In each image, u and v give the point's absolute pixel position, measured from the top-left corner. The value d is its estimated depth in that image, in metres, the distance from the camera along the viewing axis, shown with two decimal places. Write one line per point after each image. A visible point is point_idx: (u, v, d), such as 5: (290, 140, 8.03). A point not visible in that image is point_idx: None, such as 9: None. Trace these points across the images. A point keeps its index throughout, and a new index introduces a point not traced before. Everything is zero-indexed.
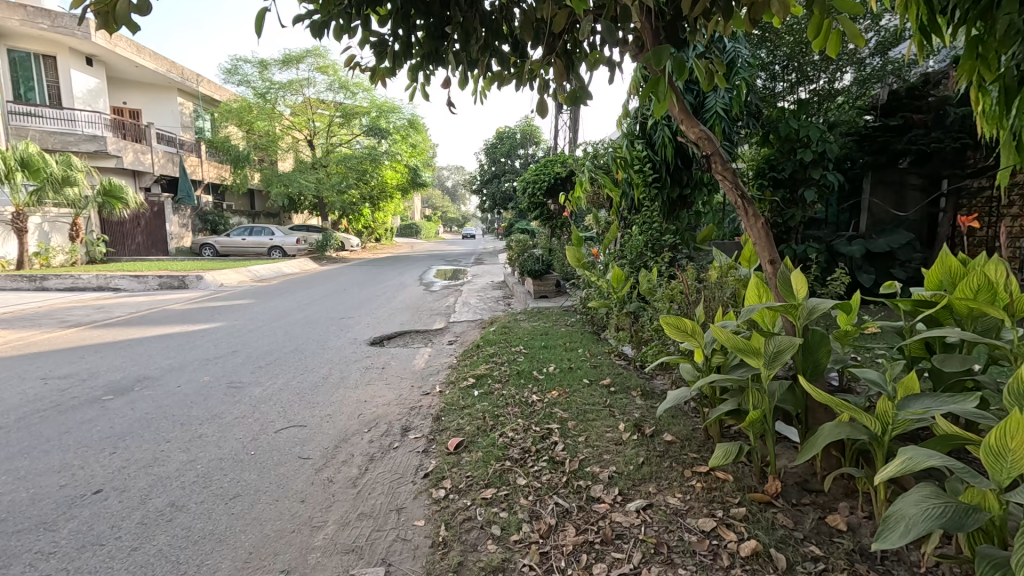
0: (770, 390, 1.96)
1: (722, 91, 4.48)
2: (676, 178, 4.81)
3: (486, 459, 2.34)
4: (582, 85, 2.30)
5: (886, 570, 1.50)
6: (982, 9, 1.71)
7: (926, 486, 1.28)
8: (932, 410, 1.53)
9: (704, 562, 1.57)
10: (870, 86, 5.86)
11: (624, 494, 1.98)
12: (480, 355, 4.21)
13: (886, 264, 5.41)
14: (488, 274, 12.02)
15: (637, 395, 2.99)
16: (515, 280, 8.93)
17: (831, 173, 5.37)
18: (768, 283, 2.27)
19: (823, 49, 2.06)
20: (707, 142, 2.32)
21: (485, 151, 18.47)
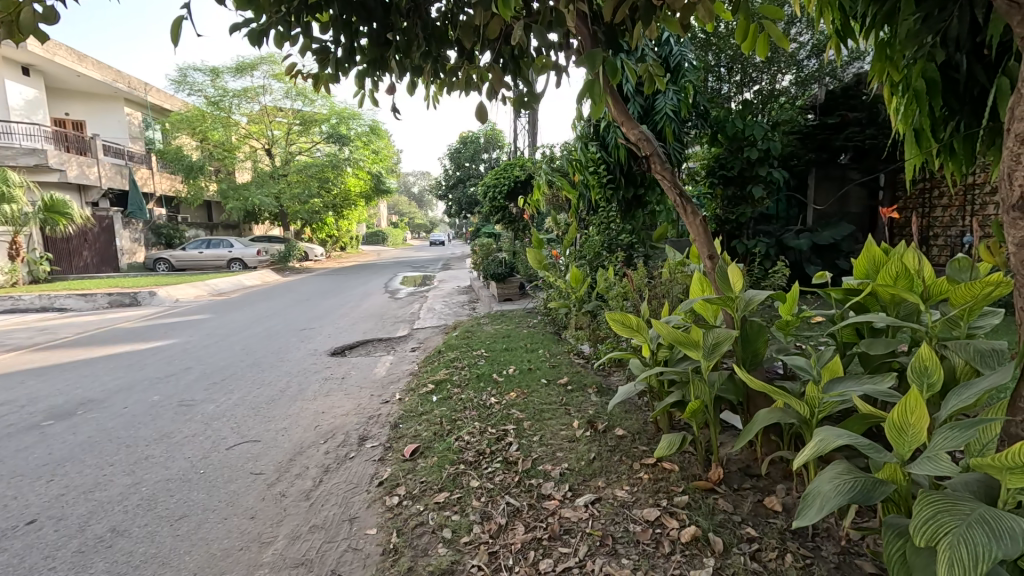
0: (711, 380, 2.02)
1: (670, 92, 4.57)
2: (631, 179, 4.93)
3: (442, 463, 2.35)
4: (533, 91, 2.25)
5: (815, 546, 1.57)
6: (887, 14, 1.82)
7: (840, 464, 1.35)
8: (851, 391, 1.61)
9: (646, 550, 1.62)
10: (808, 87, 6.17)
11: (574, 489, 2.02)
12: (441, 360, 4.20)
13: (831, 255, 5.67)
14: (454, 279, 12.03)
15: (592, 392, 3.05)
16: (480, 284, 8.94)
17: (776, 170, 5.58)
18: (709, 278, 2.35)
19: (752, 52, 2.13)
20: (646, 143, 2.38)
21: (449, 156, 18.49)
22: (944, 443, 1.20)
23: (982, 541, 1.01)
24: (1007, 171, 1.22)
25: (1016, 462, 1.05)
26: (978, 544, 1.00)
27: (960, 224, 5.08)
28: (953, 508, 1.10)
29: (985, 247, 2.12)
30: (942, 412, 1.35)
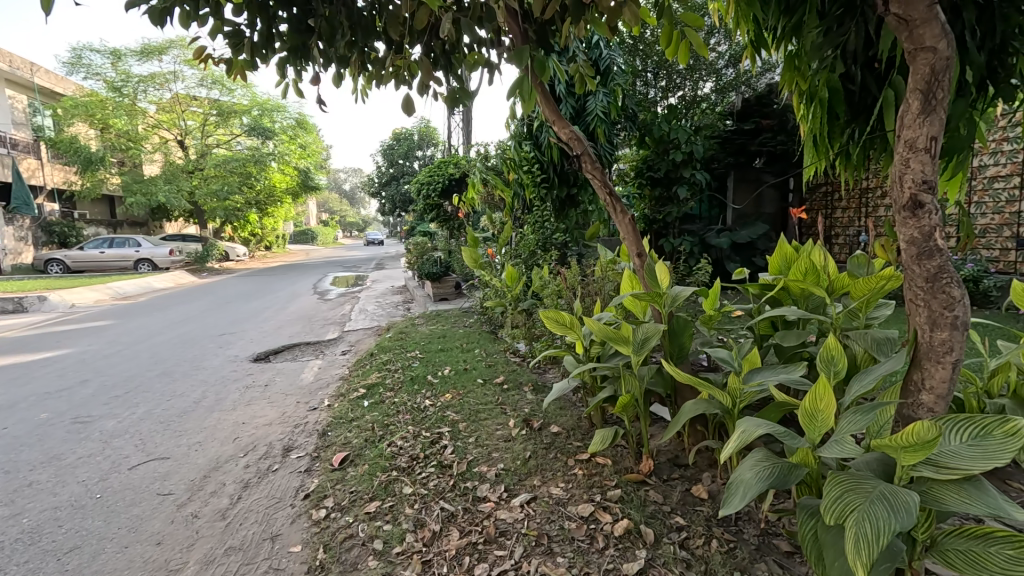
0: (641, 374, 2.07)
1: (600, 94, 4.67)
2: (563, 177, 4.93)
3: (373, 471, 2.25)
4: (465, 88, 2.15)
5: (737, 530, 1.65)
6: (794, 27, 1.94)
7: (760, 452, 1.42)
8: (769, 380, 1.70)
9: (581, 546, 1.63)
10: (727, 94, 6.53)
11: (510, 490, 2.00)
12: (374, 363, 4.05)
13: (748, 253, 6.06)
14: (388, 279, 11.72)
15: (528, 390, 3.06)
16: (416, 283, 8.76)
17: (699, 173, 5.88)
18: (638, 275, 2.40)
19: (675, 58, 2.19)
20: (577, 142, 2.39)
21: (382, 152, 17.96)
22: (849, 427, 1.29)
23: (883, 516, 1.08)
24: (897, 174, 1.33)
25: (910, 441, 1.14)
26: (881, 520, 1.08)
27: (857, 224, 5.59)
28: (859, 487, 1.18)
29: (879, 245, 2.32)
30: (847, 398, 1.45)
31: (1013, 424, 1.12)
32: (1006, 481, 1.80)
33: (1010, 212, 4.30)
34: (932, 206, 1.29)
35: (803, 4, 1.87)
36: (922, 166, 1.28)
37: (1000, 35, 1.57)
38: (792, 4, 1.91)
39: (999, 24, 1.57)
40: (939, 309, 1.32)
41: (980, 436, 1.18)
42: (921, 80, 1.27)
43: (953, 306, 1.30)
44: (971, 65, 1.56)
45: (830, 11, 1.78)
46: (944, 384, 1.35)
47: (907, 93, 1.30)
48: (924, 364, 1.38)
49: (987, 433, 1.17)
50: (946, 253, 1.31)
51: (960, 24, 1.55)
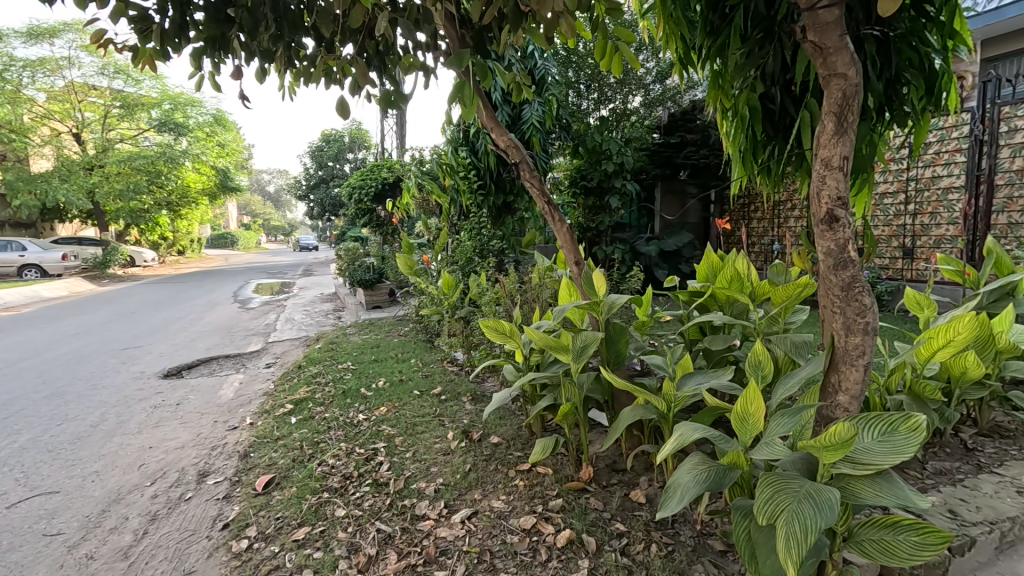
0: (580, 382, 2.08)
1: (536, 103, 4.73)
2: (500, 185, 5.01)
3: (301, 495, 2.09)
4: (400, 91, 2.06)
5: (675, 533, 1.69)
6: (718, 48, 2.04)
7: (696, 456, 1.46)
8: (701, 385, 1.76)
9: (524, 560, 1.60)
10: (654, 109, 6.83)
11: (450, 506, 1.93)
12: (302, 376, 3.82)
13: (674, 261, 6.36)
14: (317, 286, 11.19)
15: (467, 401, 3.00)
16: (347, 291, 8.43)
17: (629, 183, 6.12)
18: (575, 283, 2.42)
19: (609, 71, 2.23)
20: (515, 150, 2.37)
21: (310, 153, 17.21)
22: (777, 430, 1.35)
23: (809, 514, 1.14)
24: (815, 191, 1.43)
25: (831, 441, 1.22)
26: (807, 518, 1.13)
27: (771, 234, 6.03)
28: (787, 486, 1.24)
29: (795, 254, 2.48)
30: (773, 400, 1.53)
31: (916, 420, 1.22)
32: (905, 469, 1.98)
33: (897, 225, 4.82)
34: (846, 221, 1.40)
35: (727, 27, 1.97)
36: (837, 183, 1.39)
37: (895, 67, 1.75)
38: (718, 26, 2.01)
39: (894, 57, 1.74)
40: (853, 316, 1.43)
41: (887, 432, 1.27)
42: (834, 104, 1.37)
43: (864, 313, 1.42)
44: (872, 92, 1.73)
45: (752, 34, 1.89)
46: (857, 384, 1.46)
47: (822, 115, 1.40)
48: (840, 368, 1.49)
49: (893, 430, 1.26)
50: (858, 264, 1.42)
51: (863, 55, 1.70)
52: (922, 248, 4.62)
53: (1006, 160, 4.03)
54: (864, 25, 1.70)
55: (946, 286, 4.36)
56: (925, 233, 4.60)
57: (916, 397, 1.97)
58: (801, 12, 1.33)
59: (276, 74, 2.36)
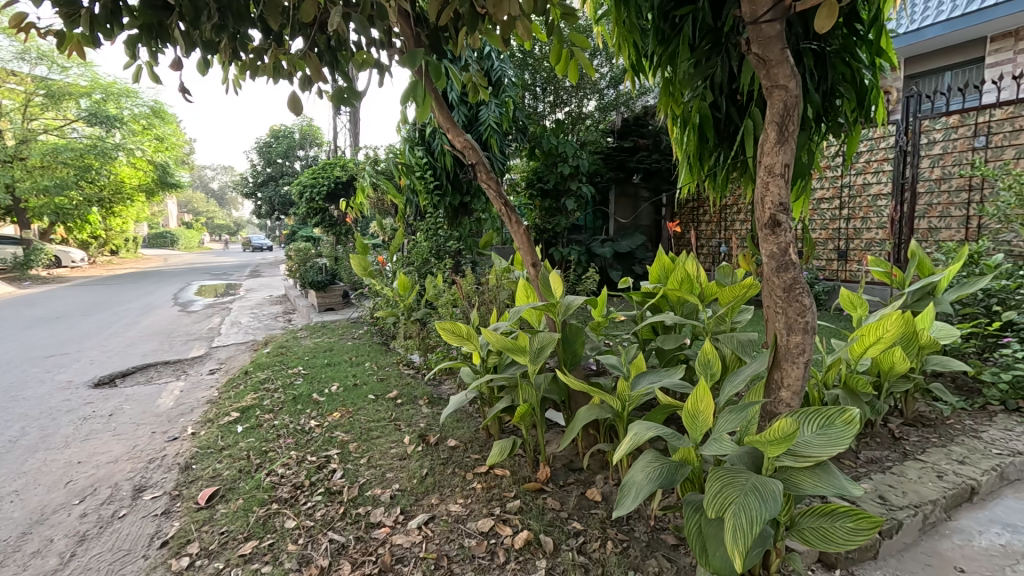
0: (537, 383, 2.09)
1: (493, 105, 4.72)
2: (458, 186, 5.00)
3: (248, 507, 2.00)
4: (354, 88, 2.00)
5: (629, 529, 1.73)
6: (669, 56, 2.10)
7: (649, 453, 1.50)
8: (654, 384, 1.80)
9: (482, 564, 1.59)
10: (609, 113, 6.86)
11: (406, 512, 1.90)
12: (249, 382, 3.65)
13: (628, 262, 6.52)
14: (265, 288, 10.75)
15: (423, 404, 2.96)
16: (298, 292, 8.14)
17: (585, 186, 6.23)
18: (533, 284, 2.44)
19: (564, 75, 2.25)
20: (472, 151, 2.35)
21: (257, 150, 16.54)
22: (725, 426, 1.41)
23: (755, 506, 1.19)
24: (758, 197, 1.50)
25: (774, 435, 1.28)
26: (754, 509, 1.18)
27: (719, 237, 6.28)
28: (734, 480, 1.29)
29: (741, 257, 2.59)
30: (721, 397, 1.59)
31: (850, 413, 1.30)
32: (841, 459, 2.11)
33: (832, 229, 5.13)
34: (787, 225, 1.48)
35: (677, 36, 2.03)
36: (778, 189, 1.47)
37: (831, 80, 1.86)
38: (668, 35, 2.07)
39: (829, 71, 1.85)
40: (794, 315, 1.51)
41: (825, 426, 1.34)
42: (775, 114, 1.44)
43: (804, 312, 1.50)
44: (810, 104, 1.83)
45: (701, 44, 1.96)
46: (798, 380, 1.55)
47: (765, 125, 1.47)
48: (782, 365, 1.57)
49: (830, 423, 1.33)
50: (798, 266, 1.50)
51: (802, 68, 1.80)
52: (855, 251, 4.94)
53: (927, 169, 4.36)
54: (803, 39, 1.79)
55: (876, 286, 4.69)
56: (857, 237, 4.92)
57: (850, 390, 2.09)
58: (746, 26, 1.39)
59: (219, 66, 2.24)
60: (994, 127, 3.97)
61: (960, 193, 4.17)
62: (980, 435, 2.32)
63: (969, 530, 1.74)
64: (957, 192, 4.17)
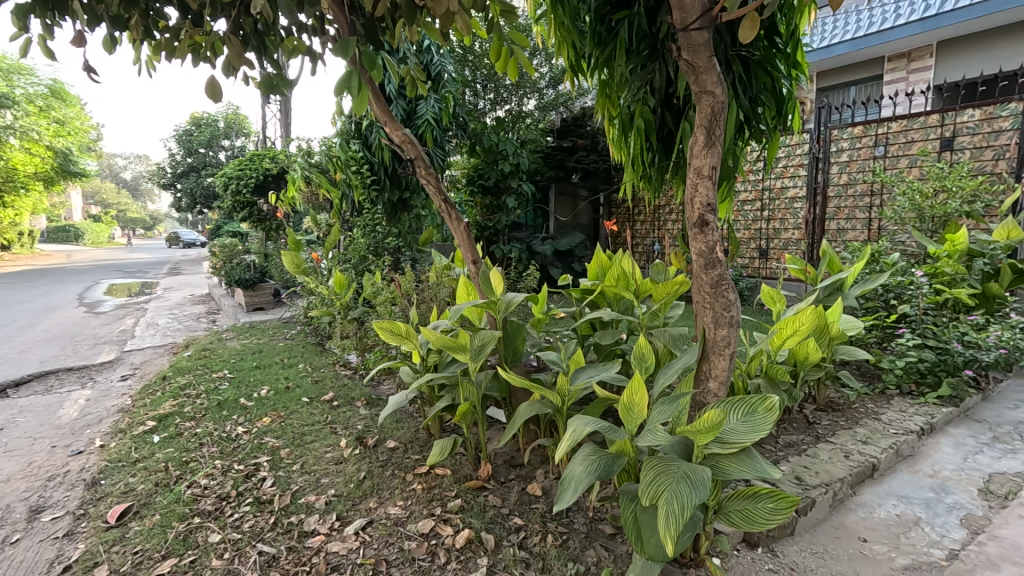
0: (478, 381, 2.08)
1: (431, 99, 4.66)
2: (395, 181, 4.89)
3: (166, 523, 1.85)
4: (284, 75, 1.89)
5: (569, 521, 1.76)
6: (606, 58, 2.14)
7: (587, 446, 1.53)
8: (593, 379, 1.84)
9: (422, 566, 1.56)
10: (548, 113, 6.96)
11: (342, 517, 1.83)
12: (167, 388, 3.39)
13: (568, 260, 6.65)
14: (186, 287, 10.01)
15: (361, 405, 2.87)
16: (223, 292, 7.65)
17: (525, 184, 6.29)
18: (473, 282, 2.42)
19: (504, 73, 2.24)
20: (410, 145, 2.29)
21: (176, 138, 15.40)
22: (659, 416, 1.46)
23: (685, 493, 1.24)
24: (689, 197, 1.57)
25: (704, 424, 1.34)
26: (684, 496, 1.24)
27: (653, 236, 6.55)
28: (667, 468, 1.34)
29: (673, 254, 2.71)
30: (655, 389, 1.65)
31: (770, 401, 1.38)
32: (762, 444, 2.26)
33: (754, 229, 5.48)
34: (714, 225, 1.56)
35: (614, 39, 2.08)
36: (706, 190, 1.54)
37: (754, 89, 1.98)
38: (605, 38, 2.11)
39: (753, 80, 1.96)
40: (721, 310, 1.59)
41: (748, 413, 1.42)
42: (704, 118, 1.51)
43: (730, 308, 1.59)
44: (736, 110, 1.94)
45: (637, 49, 2.01)
46: (724, 372, 1.64)
47: (695, 128, 1.54)
48: (711, 357, 1.65)
49: (753, 410, 1.42)
50: (724, 264, 1.59)
51: (729, 76, 1.90)
52: (773, 250, 5.32)
53: (835, 175, 4.76)
54: (730, 48, 1.89)
55: (792, 283, 5.06)
56: (776, 237, 5.30)
57: (770, 379, 2.25)
58: (676, 32, 1.45)
59: (130, 45, 2.04)
60: (892, 138, 4.38)
61: (864, 197, 4.58)
62: (879, 417, 2.56)
63: (871, 503, 1.92)
64: (861, 197, 4.58)
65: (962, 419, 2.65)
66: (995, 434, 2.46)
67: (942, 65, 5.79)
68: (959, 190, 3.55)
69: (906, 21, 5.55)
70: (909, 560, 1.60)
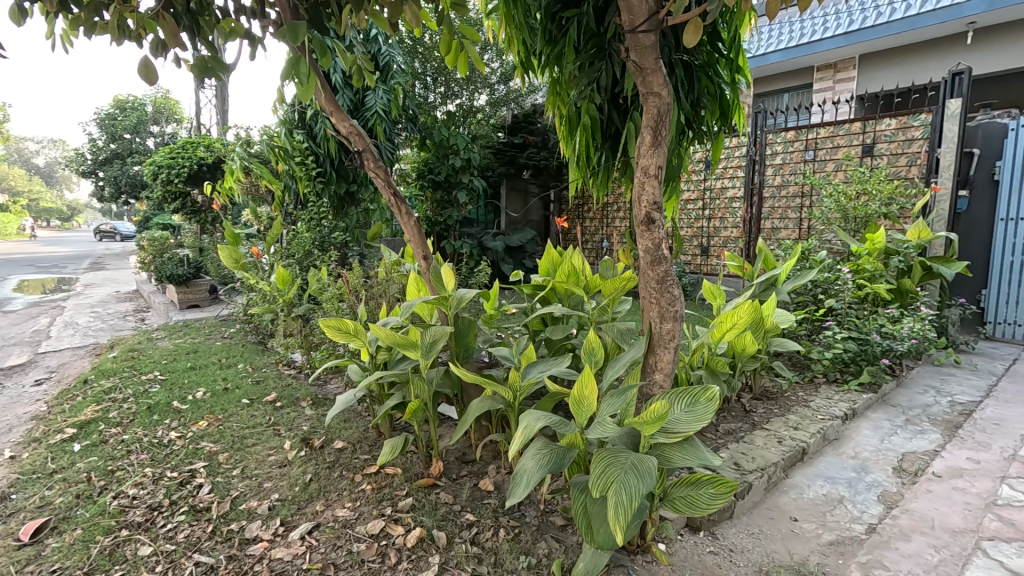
0: (429, 378, 2.05)
1: (380, 90, 4.54)
2: (341, 174, 4.74)
3: (88, 538, 1.71)
4: (220, 57, 1.78)
5: (521, 515, 1.78)
6: (556, 56, 2.16)
7: (538, 440, 1.55)
8: (544, 373, 1.86)
9: (372, 567, 1.53)
10: (499, 108, 6.94)
11: (287, 522, 1.76)
12: (89, 392, 3.13)
13: (519, 256, 6.68)
14: (109, 283, 9.28)
15: (307, 405, 2.78)
16: (153, 288, 7.15)
17: (476, 179, 6.26)
18: (424, 278, 2.38)
19: (455, 66, 2.21)
20: (358, 137, 2.22)
21: (98, 122, 14.25)
22: (608, 409, 1.50)
23: (633, 483, 1.28)
24: (636, 195, 1.62)
25: (650, 416, 1.39)
26: (632, 486, 1.27)
27: (602, 233, 6.70)
28: (616, 460, 1.37)
29: (620, 251, 2.77)
30: (604, 382, 1.69)
31: (711, 391, 1.45)
32: (704, 433, 2.37)
33: (697, 227, 5.70)
34: (660, 223, 1.61)
35: (564, 37, 2.10)
36: (652, 189, 1.59)
37: (697, 92, 2.06)
38: (555, 36, 2.14)
39: (696, 83, 2.04)
40: (666, 305, 1.66)
41: (692, 403, 1.48)
42: (650, 120, 1.55)
43: (674, 302, 1.66)
44: (680, 111, 2.01)
45: (586, 48, 2.03)
46: (669, 364, 1.70)
47: (642, 128, 1.58)
48: (656, 350, 1.71)
49: (696, 400, 1.48)
50: (669, 261, 1.65)
51: (674, 78, 1.96)
52: (714, 247, 5.58)
53: (770, 177, 5.03)
54: (675, 52, 1.95)
55: (731, 279, 5.32)
56: (716, 235, 5.55)
57: (711, 370, 2.36)
58: (625, 34, 1.48)
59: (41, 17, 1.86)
60: (819, 143, 4.70)
61: (795, 199, 4.87)
62: (808, 403, 2.74)
63: (801, 484, 2.06)
64: (793, 198, 4.87)
65: (879, 404, 2.88)
66: (907, 417, 2.69)
67: (864, 77, 6.25)
68: (879, 193, 3.85)
69: (833, 34, 5.94)
70: (834, 535, 1.73)
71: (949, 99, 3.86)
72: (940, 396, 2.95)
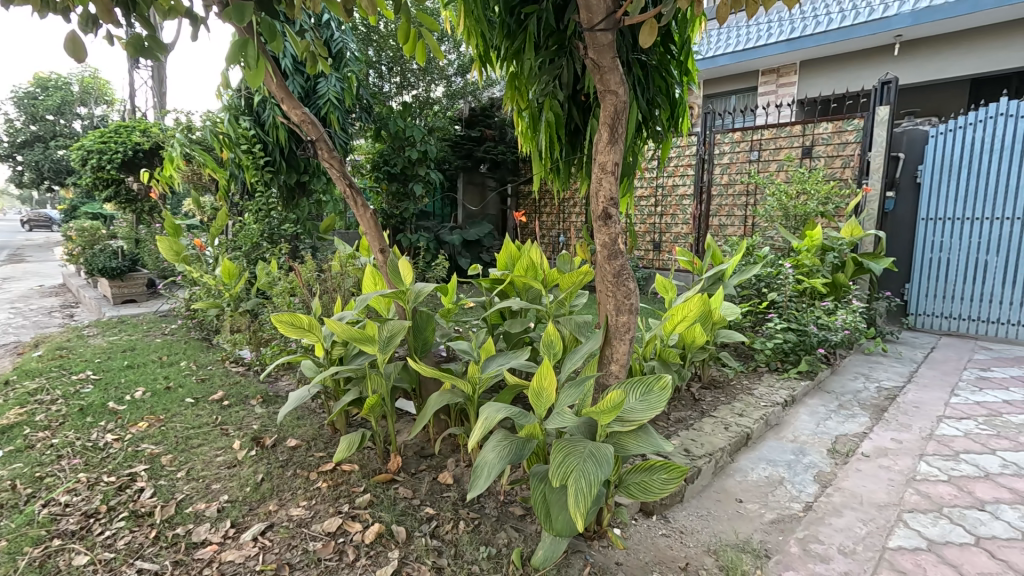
0: (387, 372, 2.03)
1: (333, 78, 4.39)
2: (291, 163, 4.57)
3: (15, 550, 1.59)
4: (158, 37, 1.67)
5: (480, 507, 1.79)
6: (515, 50, 2.17)
7: (498, 432, 1.56)
8: (503, 366, 1.87)
9: (329, 565, 1.50)
10: (456, 101, 6.87)
11: (238, 524, 1.70)
12: (11, 393, 2.89)
13: (476, 250, 6.66)
14: (30, 277, 8.56)
15: (256, 404, 2.68)
16: (82, 282, 6.66)
17: (433, 172, 6.19)
18: (381, 271, 2.33)
19: (413, 56, 2.17)
20: (311, 126, 2.15)
21: (15, 101, 13.06)
22: (567, 399, 1.53)
23: (591, 471, 1.32)
24: (594, 190, 1.65)
25: (607, 405, 1.43)
26: (591, 474, 1.31)
27: (559, 227, 6.77)
28: (574, 449, 1.40)
29: (577, 246, 2.82)
30: (562, 373, 1.72)
31: (664, 380, 1.51)
32: (657, 421, 2.46)
33: (649, 223, 5.87)
34: (617, 218, 1.66)
35: (522, 32, 2.10)
36: (609, 185, 1.63)
37: (652, 91, 2.11)
38: (514, 30, 2.13)
39: (651, 82, 2.09)
40: (622, 298, 1.70)
41: (645, 392, 1.54)
42: (608, 116, 1.59)
43: (630, 295, 1.70)
44: (636, 109, 2.06)
45: (546, 44, 2.05)
46: (624, 355, 1.76)
47: (599, 125, 1.61)
48: (612, 341, 1.76)
49: (650, 389, 1.53)
50: (625, 255, 1.70)
51: (631, 77, 2.00)
52: (666, 243, 5.76)
53: (719, 176, 5.24)
54: (632, 51, 1.99)
55: (682, 273, 5.52)
56: (668, 230, 5.73)
57: (663, 361, 2.45)
58: (583, 32, 1.51)
59: None
60: (763, 144, 4.93)
61: (741, 197, 5.09)
62: (752, 392, 2.90)
63: (746, 467, 2.18)
64: (739, 196, 5.09)
65: (816, 391, 3.08)
66: (840, 402, 2.89)
67: (804, 82, 6.61)
68: (816, 193, 4.09)
69: (776, 40, 6.24)
70: (776, 514, 1.84)
71: (879, 106, 4.15)
72: (868, 382, 3.19)
